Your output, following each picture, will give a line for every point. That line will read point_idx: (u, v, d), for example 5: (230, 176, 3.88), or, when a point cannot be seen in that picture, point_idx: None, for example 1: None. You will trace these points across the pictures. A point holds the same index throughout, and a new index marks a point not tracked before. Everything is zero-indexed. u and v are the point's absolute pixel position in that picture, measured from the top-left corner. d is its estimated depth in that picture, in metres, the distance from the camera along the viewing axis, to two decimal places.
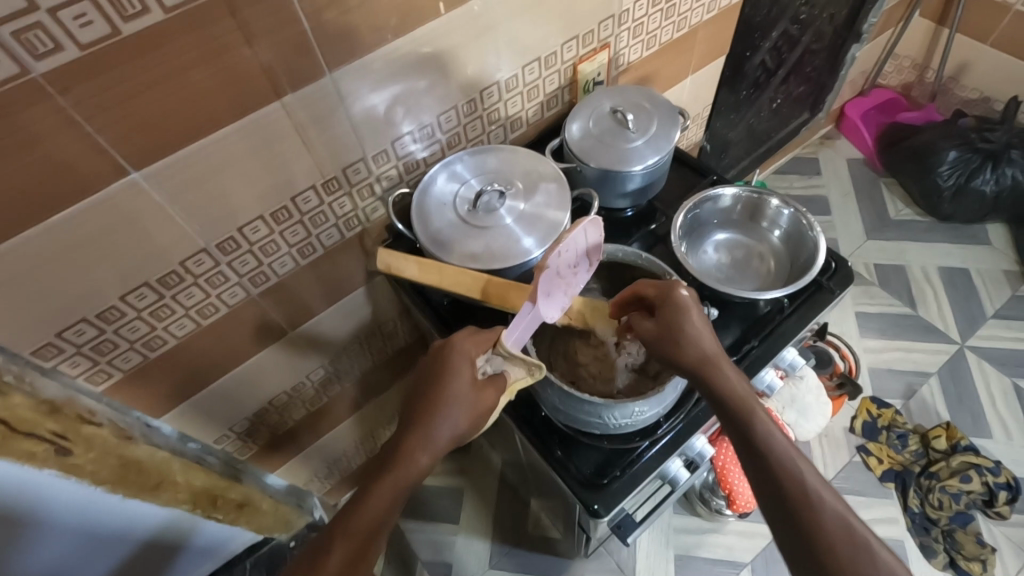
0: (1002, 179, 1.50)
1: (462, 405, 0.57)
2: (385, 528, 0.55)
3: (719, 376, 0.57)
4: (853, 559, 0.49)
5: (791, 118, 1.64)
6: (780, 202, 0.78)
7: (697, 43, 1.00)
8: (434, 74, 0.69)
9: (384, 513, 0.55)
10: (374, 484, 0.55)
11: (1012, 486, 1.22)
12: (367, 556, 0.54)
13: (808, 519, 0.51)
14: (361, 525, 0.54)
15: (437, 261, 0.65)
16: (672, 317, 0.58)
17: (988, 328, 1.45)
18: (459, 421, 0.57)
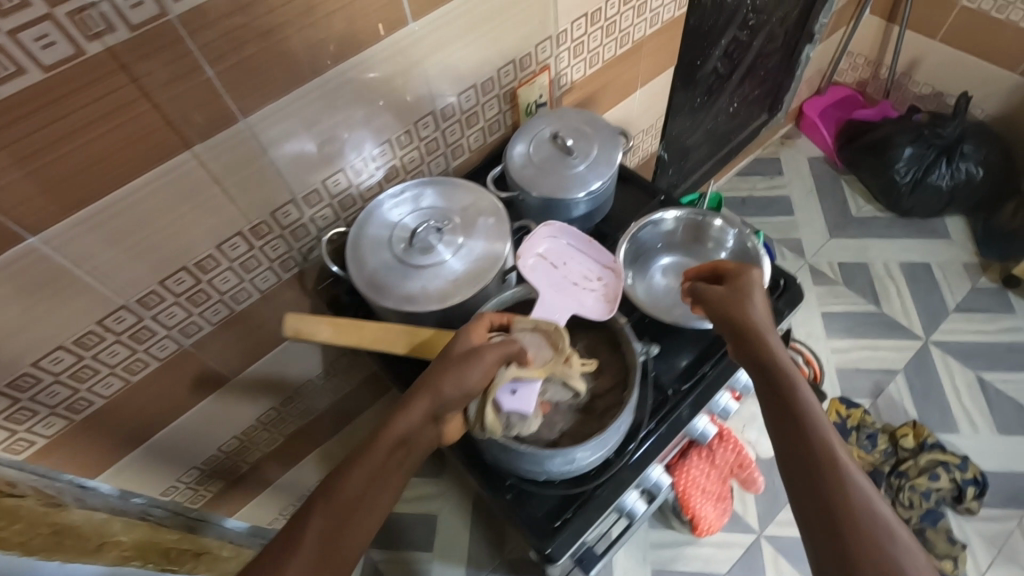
0: (957, 173, 1.50)
1: (460, 368, 0.53)
2: (375, 501, 0.51)
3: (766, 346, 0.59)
4: (868, 537, 0.46)
5: (750, 119, 1.63)
6: (723, 223, 0.77)
7: (643, 58, 0.98)
8: (362, 109, 0.67)
9: (372, 483, 0.51)
10: (364, 451, 0.52)
11: (979, 481, 1.22)
12: (351, 529, 0.49)
13: (846, 518, 0.48)
14: (345, 492, 0.50)
15: (355, 320, 0.63)
16: (734, 291, 0.63)
17: (950, 321, 1.47)
18: (452, 387, 0.53)
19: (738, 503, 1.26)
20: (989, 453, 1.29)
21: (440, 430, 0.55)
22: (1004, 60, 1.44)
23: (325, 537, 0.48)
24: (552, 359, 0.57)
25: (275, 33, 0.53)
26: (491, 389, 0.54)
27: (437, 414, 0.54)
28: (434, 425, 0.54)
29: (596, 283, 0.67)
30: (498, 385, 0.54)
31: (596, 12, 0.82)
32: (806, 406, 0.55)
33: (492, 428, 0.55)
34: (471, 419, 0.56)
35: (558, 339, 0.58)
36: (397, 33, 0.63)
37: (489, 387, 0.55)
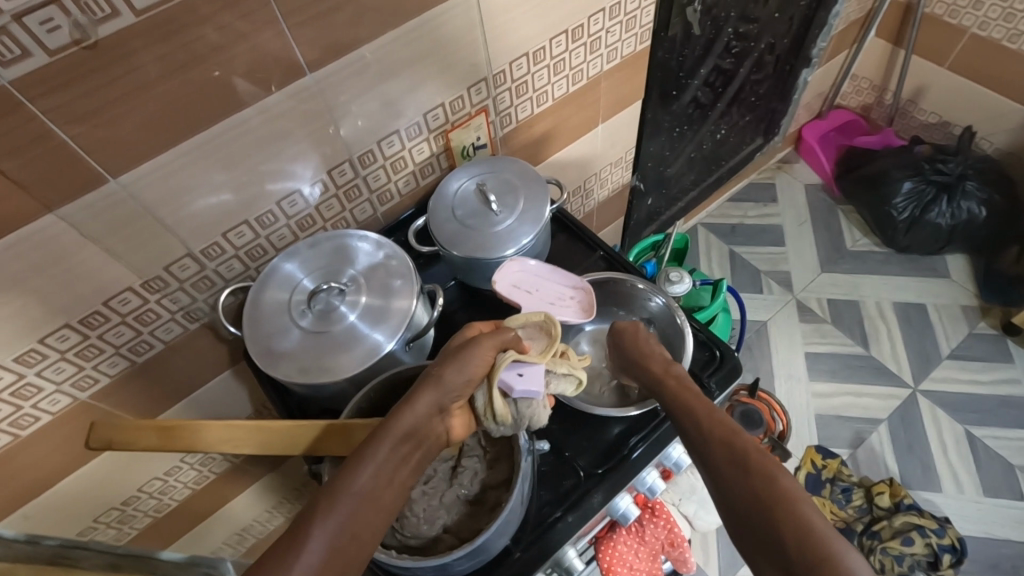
0: (958, 212, 1.42)
1: (459, 359, 0.50)
2: (388, 500, 0.43)
3: (647, 364, 0.60)
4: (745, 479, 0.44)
5: (744, 143, 1.54)
6: (649, 290, 0.71)
7: (603, 93, 0.93)
8: (264, 160, 0.63)
9: (384, 481, 0.43)
10: (372, 445, 0.44)
11: (957, 549, 1.14)
12: (364, 532, 0.41)
13: (733, 473, 0.45)
14: (355, 490, 0.41)
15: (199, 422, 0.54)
16: (621, 338, 0.65)
17: (942, 369, 1.38)
18: (454, 375, 0.49)
19: (700, 554, 1.20)
20: (971, 516, 1.21)
21: (448, 425, 0.49)
22: (1013, 93, 1.35)
23: (336, 542, 0.39)
24: (547, 347, 0.57)
25: (140, 92, 0.50)
26: (494, 372, 0.51)
27: (444, 407, 0.48)
28: (441, 420, 0.48)
29: (569, 301, 0.68)
30: (501, 366, 0.51)
31: (540, 51, 0.77)
32: (686, 398, 0.54)
33: (504, 414, 0.51)
34: (479, 412, 0.52)
35: (551, 326, 0.59)
36: (296, 84, 0.59)
37: (491, 370, 0.52)
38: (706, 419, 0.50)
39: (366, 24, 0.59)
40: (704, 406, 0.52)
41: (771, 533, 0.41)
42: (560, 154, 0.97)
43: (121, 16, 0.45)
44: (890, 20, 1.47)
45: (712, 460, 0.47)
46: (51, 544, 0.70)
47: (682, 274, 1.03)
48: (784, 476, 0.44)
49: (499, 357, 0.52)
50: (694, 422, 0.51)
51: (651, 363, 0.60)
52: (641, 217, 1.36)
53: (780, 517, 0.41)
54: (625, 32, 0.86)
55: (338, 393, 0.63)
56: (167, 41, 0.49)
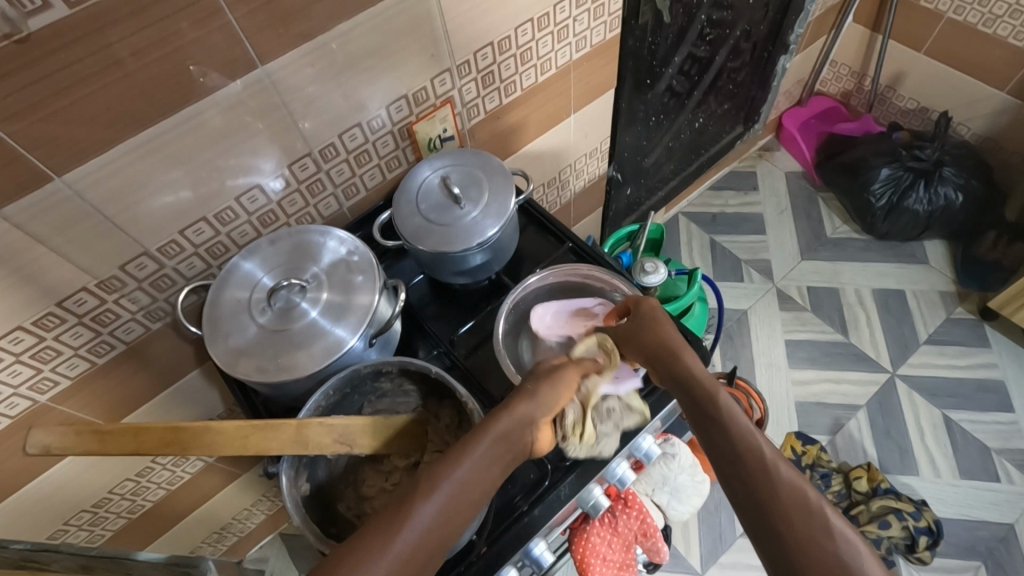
0: (935, 198, 1.42)
1: (551, 378, 0.53)
2: (480, 494, 0.45)
3: (682, 360, 0.54)
4: (810, 537, 0.42)
5: (724, 132, 1.54)
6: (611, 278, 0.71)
7: (573, 82, 0.92)
8: (220, 156, 0.62)
9: (475, 481, 0.45)
10: (470, 442, 0.47)
11: (933, 531, 1.16)
12: (455, 519, 0.44)
13: (799, 528, 0.42)
14: (454, 479, 0.44)
15: (136, 425, 0.50)
16: (641, 322, 0.60)
17: (920, 354, 1.39)
18: (548, 391, 0.52)
19: (681, 543, 1.21)
20: (946, 499, 1.22)
21: (535, 438, 0.50)
22: (989, 77, 1.35)
23: (432, 525, 0.43)
24: (610, 363, 0.61)
25: (79, 87, 0.49)
26: (590, 402, 0.56)
27: (535, 419, 0.50)
28: (531, 430, 0.49)
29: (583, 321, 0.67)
30: (592, 395, 0.56)
31: (505, 40, 0.76)
32: (735, 418, 0.49)
33: (591, 438, 0.57)
34: (566, 434, 0.57)
35: (609, 343, 0.61)
36: (248, 76, 0.58)
37: (585, 399, 0.56)
38: (762, 451, 0.47)
39: (318, 13, 0.58)
40: (756, 441, 0.47)
41: None
42: (532, 145, 0.96)
43: (53, 9, 0.44)
44: (868, 6, 1.47)
45: (776, 517, 0.43)
46: (18, 548, 0.70)
47: (658, 264, 1.02)
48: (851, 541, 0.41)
49: (585, 386, 0.56)
50: (747, 465, 0.46)
51: (678, 367, 0.54)
52: (620, 207, 1.35)
53: None
54: (593, 20, 0.85)
55: (301, 391, 0.62)
56: (105, 34, 0.47)
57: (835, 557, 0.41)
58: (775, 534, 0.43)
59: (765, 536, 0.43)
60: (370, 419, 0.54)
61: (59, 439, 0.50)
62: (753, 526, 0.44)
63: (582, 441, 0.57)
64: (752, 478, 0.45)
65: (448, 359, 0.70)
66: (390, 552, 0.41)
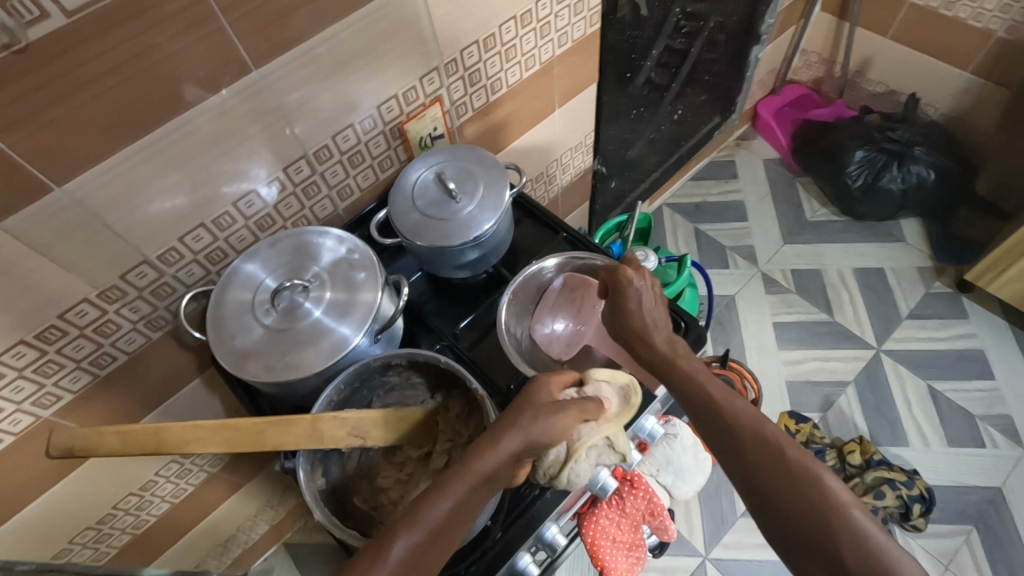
0: (908, 177, 1.46)
1: (547, 414, 0.52)
2: (452, 536, 0.48)
3: (646, 338, 0.59)
4: (778, 480, 0.47)
5: (703, 122, 1.57)
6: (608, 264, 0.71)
7: (556, 78, 0.93)
8: (216, 160, 0.62)
9: (455, 516, 0.48)
10: (450, 482, 0.49)
11: (926, 498, 1.19)
12: (430, 555, 0.46)
13: (767, 475, 0.47)
14: (431, 519, 0.47)
15: (154, 426, 0.50)
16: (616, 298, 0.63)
17: (903, 328, 1.43)
18: (542, 431, 0.51)
19: (684, 526, 1.23)
20: (937, 466, 1.26)
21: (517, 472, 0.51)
22: (953, 58, 1.40)
23: (402, 564, 0.45)
24: (624, 410, 0.56)
25: (78, 95, 0.49)
26: (578, 447, 0.53)
27: (520, 457, 0.51)
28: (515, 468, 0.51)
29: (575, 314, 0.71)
30: (583, 443, 0.53)
31: (490, 38, 0.78)
32: (696, 385, 0.54)
33: (562, 482, 0.54)
34: (541, 466, 0.55)
35: (632, 397, 0.57)
36: (241, 81, 0.59)
37: (575, 441, 0.53)
38: (725, 409, 0.51)
39: (310, 15, 0.59)
40: (718, 401, 0.52)
41: (817, 536, 0.44)
42: (519, 141, 0.97)
43: (51, 18, 0.44)
44: None
45: (747, 462, 0.49)
46: (26, 567, 0.69)
47: (648, 252, 1.04)
48: (813, 473, 0.46)
49: (582, 429, 0.54)
50: (714, 427, 0.51)
51: (645, 346, 0.59)
52: (607, 200, 1.37)
53: (823, 523, 0.44)
54: (574, 16, 0.87)
55: (309, 390, 0.62)
56: (101, 41, 0.48)
57: (801, 493, 0.45)
58: (752, 482, 0.48)
59: (746, 484, 0.49)
60: (382, 412, 0.55)
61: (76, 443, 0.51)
62: (734, 477, 0.50)
63: (552, 479, 0.54)
64: (721, 438, 0.50)
65: (454, 351, 0.71)
66: None
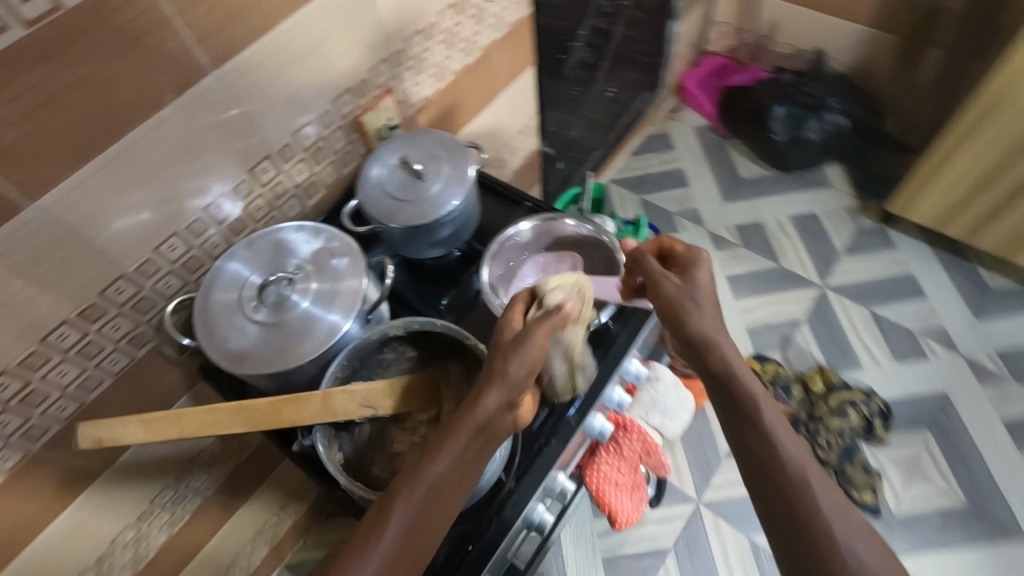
0: (826, 125, 1.58)
1: (517, 349, 0.52)
2: (456, 491, 0.48)
3: (715, 352, 0.55)
4: (824, 546, 0.46)
5: (634, 99, 1.66)
6: (575, 221, 0.74)
7: (497, 62, 0.97)
8: (182, 165, 0.63)
9: (456, 470, 0.48)
10: (443, 439, 0.48)
11: (884, 412, 1.32)
12: (438, 512, 0.47)
13: (814, 541, 0.47)
14: (430, 477, 0.47)
15: (175, 412, 0.53)
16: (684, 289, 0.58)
17: (842, 264, 1.55)
18: (517, 368, 0.51)
19: (675, 477, 1.29)
20: (889, 381, 1.37)
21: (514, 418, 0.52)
22: (851, 15, 1.55)
23: (408, 527, 0.46)
24: (581, 305, 0.60)
25: (44, 109, 0.50)
26: (573, 353, 0.60)
27: (511, 401, 0.50)
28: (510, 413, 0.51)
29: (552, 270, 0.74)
30: (574, 346, 0.60)
31: (431, 26, 0.81)
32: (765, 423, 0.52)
33: (573, 383, 0.64)
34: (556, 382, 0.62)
35: (583, 290, 0.61)
36: (201, 82, 0.60)
37: (568, 351, 0.60)
38: (788, 461, 0.50)
39: (261, 14, 0.61)
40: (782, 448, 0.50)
41: None
42: (469, 128, 1.01)
43: (11, 29, 0.45)
44: None
45: (797, 523, 0.48)
46: None
47: (606, 219, 1.09)
48: (864, 555, 0.46)
49: (565, 337, 0.59)
50: (774, 473, 0.50)
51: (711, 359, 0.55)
52: (556, 182, 1.43)
53: None
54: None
55: (308, 378, 0.64)
56: (61, 52, 0.49)
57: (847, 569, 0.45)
58: (790, 545, 0.48)
59: (784, 537, 0.48)
60: (387, 381, 0.57)
61: (92, 443, 0.52)
62: (772, 526, 0.49)
63: (565, 385, 0.63)
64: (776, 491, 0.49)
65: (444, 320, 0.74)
66: (377, 551, 0.44)
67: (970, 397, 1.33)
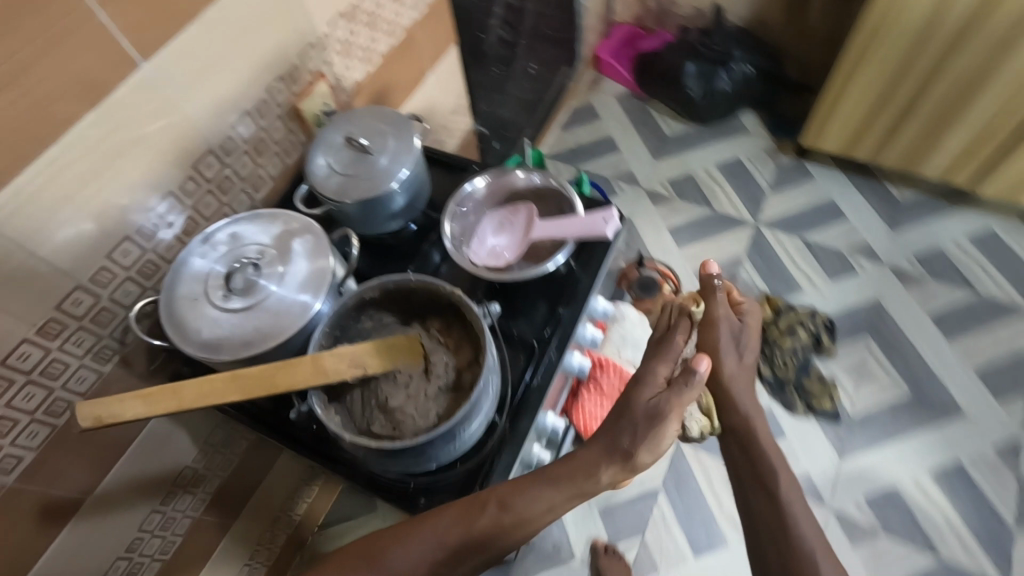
0: (735, 75, 1.69)
1: (653, 437, 0.57)
2: (530, 525, 0.57)
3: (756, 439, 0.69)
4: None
5: (555, 75, 1.71)
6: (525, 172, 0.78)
7: (421, 42, 0.99)
8: (123, 166, 0.63)
9: (545, 505, 0.57)
10: (549, 482, 0.58)
11: (828, 326, 1.43)
12: (508, 534, 0.56)
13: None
14: (522, 508, 0.56)
15: (172, 385, 0.54)
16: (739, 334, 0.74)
17: (771, 201, 1.66)
18: (646, 455, 0.57)
19: None
20: (828, 297, 1.49)
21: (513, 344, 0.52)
22: None
23: (479, 535, 0.56)
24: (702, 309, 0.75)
25: None
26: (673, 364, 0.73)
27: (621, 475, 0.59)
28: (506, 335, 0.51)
29: (510, 222, 0.77)
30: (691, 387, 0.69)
31: (353, 8, 0.82)
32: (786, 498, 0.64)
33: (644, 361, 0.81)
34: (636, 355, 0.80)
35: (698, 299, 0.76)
36: (130, 77, 0.60)
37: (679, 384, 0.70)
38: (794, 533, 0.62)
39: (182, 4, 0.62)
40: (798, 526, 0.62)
41: None
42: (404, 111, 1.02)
43: None
44: None
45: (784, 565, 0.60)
46: None
47: None
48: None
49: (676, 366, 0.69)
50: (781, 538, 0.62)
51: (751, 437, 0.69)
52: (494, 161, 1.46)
53: None
54: None
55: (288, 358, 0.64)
56: None
57: None
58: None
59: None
60: (371, 342, 0.58)
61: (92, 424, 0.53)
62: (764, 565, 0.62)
63: None
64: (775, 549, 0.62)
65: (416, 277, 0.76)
66: (448, 531, 0.56)
67: (900, 299, 1.46)
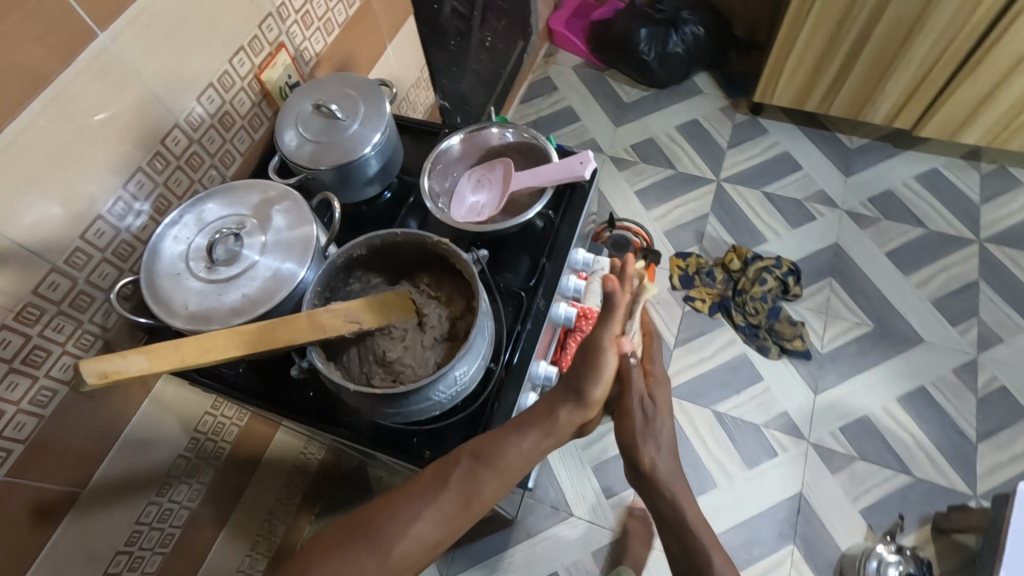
0: (686, 37, 1.73)
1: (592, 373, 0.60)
2: (512, 474, 0.57)
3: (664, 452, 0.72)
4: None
5: (512, 48, 1.70)
6: (499, 128, 0.79)
7: (378, 13, 0.98)
8: (88, 144, 0.62)
9: (526, 452, 0.58)
10: (526, 430, 0.58)
11: (794, 270, 1.47)
12: (494, 485, 0.56)
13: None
14: (502, 458, 0.56)
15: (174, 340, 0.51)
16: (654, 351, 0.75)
17: (730, 157, 1.71)
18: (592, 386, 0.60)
19: None
20: (791, 245, 1.55)
21: None
22: None
23: (463, 492, 0.55)
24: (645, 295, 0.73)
25: None
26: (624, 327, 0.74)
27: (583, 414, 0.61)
28: None
29: (488, 179, 0.79)
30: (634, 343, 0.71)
31: None
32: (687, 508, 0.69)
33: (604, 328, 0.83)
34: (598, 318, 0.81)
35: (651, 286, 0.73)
36: (88, 49, 0.59)
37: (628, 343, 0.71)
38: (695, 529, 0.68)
39: None
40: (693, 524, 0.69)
41: None
42: None
43: None
44: None
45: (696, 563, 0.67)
46: None
47: None
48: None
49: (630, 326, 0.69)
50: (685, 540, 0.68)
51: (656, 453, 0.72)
52: None
53: None
54: None
55: None
56: None
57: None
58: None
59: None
60: (364, 299, 0.59)
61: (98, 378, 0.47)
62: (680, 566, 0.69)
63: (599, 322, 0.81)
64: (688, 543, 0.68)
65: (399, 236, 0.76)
66: (431, 495, 0.54)
67: (858, 241, 1.53)
